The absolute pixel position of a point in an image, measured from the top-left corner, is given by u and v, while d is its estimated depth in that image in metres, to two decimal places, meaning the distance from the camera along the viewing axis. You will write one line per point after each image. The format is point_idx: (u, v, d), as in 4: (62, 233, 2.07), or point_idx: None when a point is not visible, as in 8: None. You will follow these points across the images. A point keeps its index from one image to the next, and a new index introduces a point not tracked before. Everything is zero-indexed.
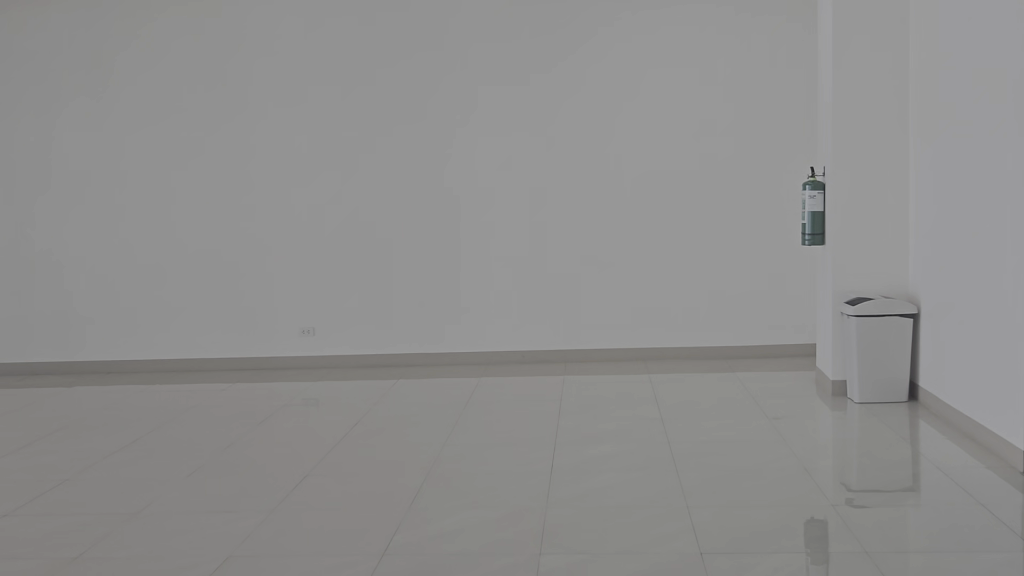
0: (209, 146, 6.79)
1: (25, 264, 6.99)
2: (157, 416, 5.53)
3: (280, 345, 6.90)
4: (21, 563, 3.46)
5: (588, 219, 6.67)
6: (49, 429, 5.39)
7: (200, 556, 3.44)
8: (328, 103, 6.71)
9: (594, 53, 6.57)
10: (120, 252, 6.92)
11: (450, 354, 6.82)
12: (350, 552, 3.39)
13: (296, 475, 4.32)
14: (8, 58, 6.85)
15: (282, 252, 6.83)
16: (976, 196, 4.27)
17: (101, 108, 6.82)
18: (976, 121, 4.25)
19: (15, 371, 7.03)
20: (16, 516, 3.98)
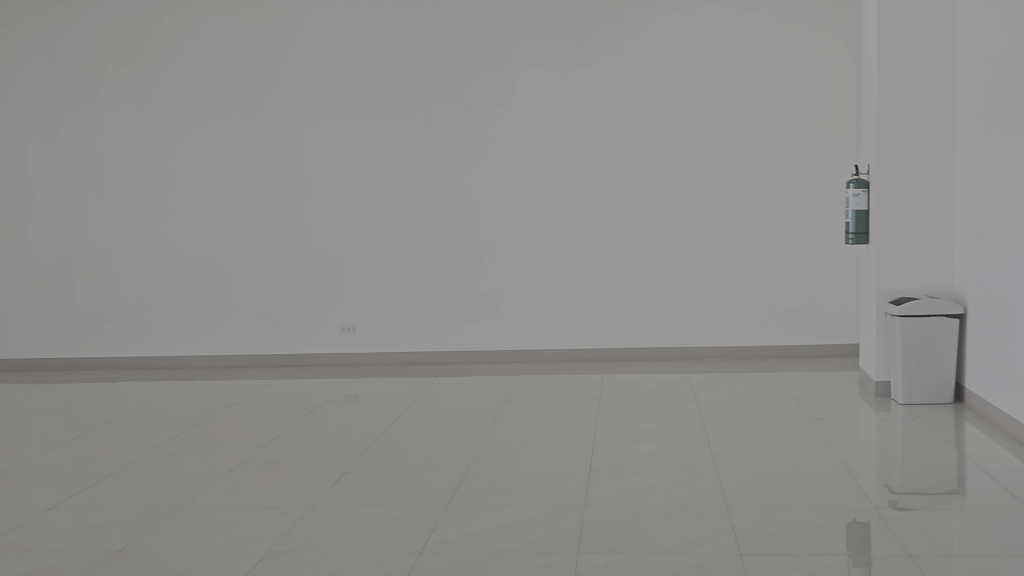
0: (249, 144, 6.85)
1: (71, 261, 7.08)
2: (200, 412, 5.60)
3: (321, 342, 6.95)
4: (67, 556, 3.52)
5: (628, 218, 6.63)
6: (96, 423, 5.47)
7: (241, 551, 3.47)
8: (367, 101, 6.73)
9: (635, 49, 6.53)
10: (161, 250, 7.00)
11: (490, 352, 6.83)
12: (389, 549, 3.40)
13: (336, 471, 4.35)
14: (54, 58, 6.93)
15: (322, 250, 6.87)
16: (1006, 202, 4.38)
17: (142, 108, 6.90)
18: (1005, 127, 4.37)
19: (61, 367, 7.16)
20: (61, 510, 4.04)
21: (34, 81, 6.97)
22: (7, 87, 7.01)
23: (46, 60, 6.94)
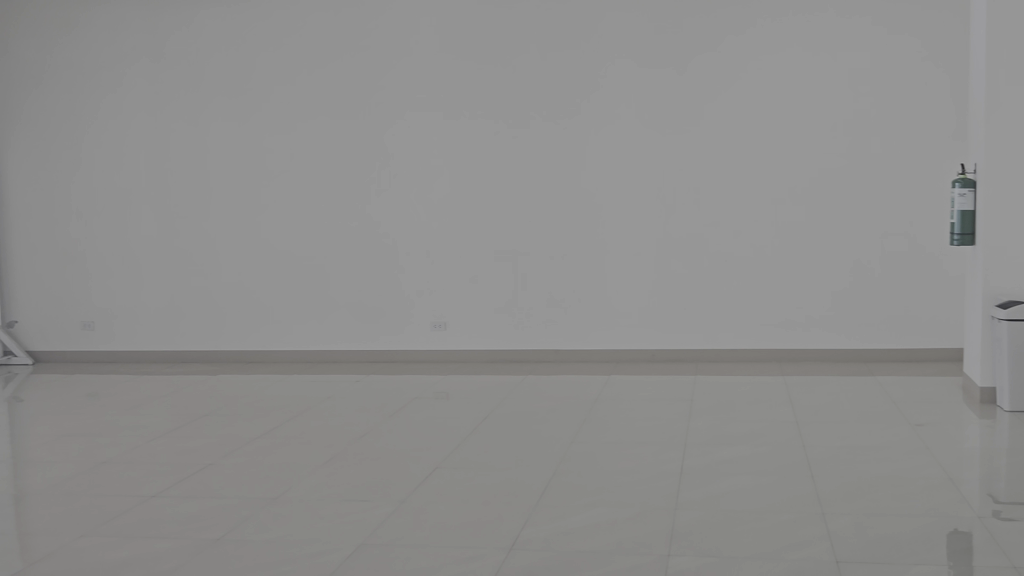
0: (346, 143, 6.95)
1: (174, 257, 7.29)
2: (295, 406, 5.71)
3: (414, 338, 7.02)
4: (168, 542, 3.62)
5: (722, 218, 6.55)
6: (196, 414, 5.62)
7: (334, 543, 3.53)
8: (463, 100, 6.77)
9: (730, 47, 6.44)
10: (259, 247, 7.16)
11: (580, 351, 6.81)
12: (479, 546, 3.41)
13: (427, 467, 4.39)
14: (159, 60, 7.15)
15: (415, 248, 6.95)
16: None
17: (242, 108, 7.07)
18: None
19: (164, 359, 7.38)
20: (162, 498, 4.16)
21: (140, 82, 7.19)
22: (115, 87, 7.24)
23: (152, 62, 7.16)
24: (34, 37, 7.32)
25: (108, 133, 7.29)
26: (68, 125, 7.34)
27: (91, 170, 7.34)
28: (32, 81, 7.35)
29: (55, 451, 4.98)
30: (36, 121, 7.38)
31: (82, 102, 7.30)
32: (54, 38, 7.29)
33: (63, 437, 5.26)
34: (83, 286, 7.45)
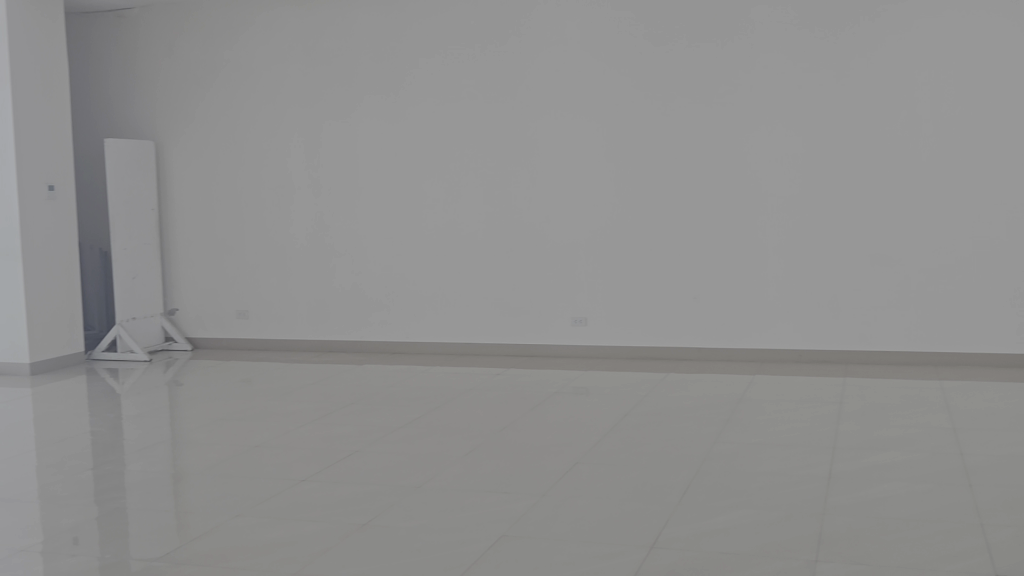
0: (491, 138, 7.03)
1: (325, 249, 7.51)
2: (438, 397, 5.81)
3: (554, 333, 7.05)
4: (317, 525, 3.75)
5: (875, 216, 6.33)
6: (343, 403, 5.79)
7: (477, 533, 3.58)
8: (609, 96, 6.74)
9: (887, 40, 6.21)
10: (405, 240, 7.31)
11: (723, 350, 6.70)
12: (621, 542, 3.41)
13: (567, 461, 4.41)
14: (313, 58, 7.38)
15: (558, 243, 6.97)
16: None
17: (391, 104, 7.23)
18: None
19: (313, 348, 7.62)
20: (311, 482, 4.30)
21: (295, 79, 7.44)
22: (271, 85, 7.51)
23: (308, 60, 7.39)
24: (197, 38, 7.65)
25: (264, 129, 7.57)
26: (226, 121, 7.65)
27: (248, 165, 7.63)
28: (195, 80, 7.69)
29: (212, 435, 5.20)
30: (197, 118, 7.72)
31: (240, 99, 7.60)
32: (216, 37, 7.61)
33: (220, 420, 5.50)
34: (239, 276, 7.76)
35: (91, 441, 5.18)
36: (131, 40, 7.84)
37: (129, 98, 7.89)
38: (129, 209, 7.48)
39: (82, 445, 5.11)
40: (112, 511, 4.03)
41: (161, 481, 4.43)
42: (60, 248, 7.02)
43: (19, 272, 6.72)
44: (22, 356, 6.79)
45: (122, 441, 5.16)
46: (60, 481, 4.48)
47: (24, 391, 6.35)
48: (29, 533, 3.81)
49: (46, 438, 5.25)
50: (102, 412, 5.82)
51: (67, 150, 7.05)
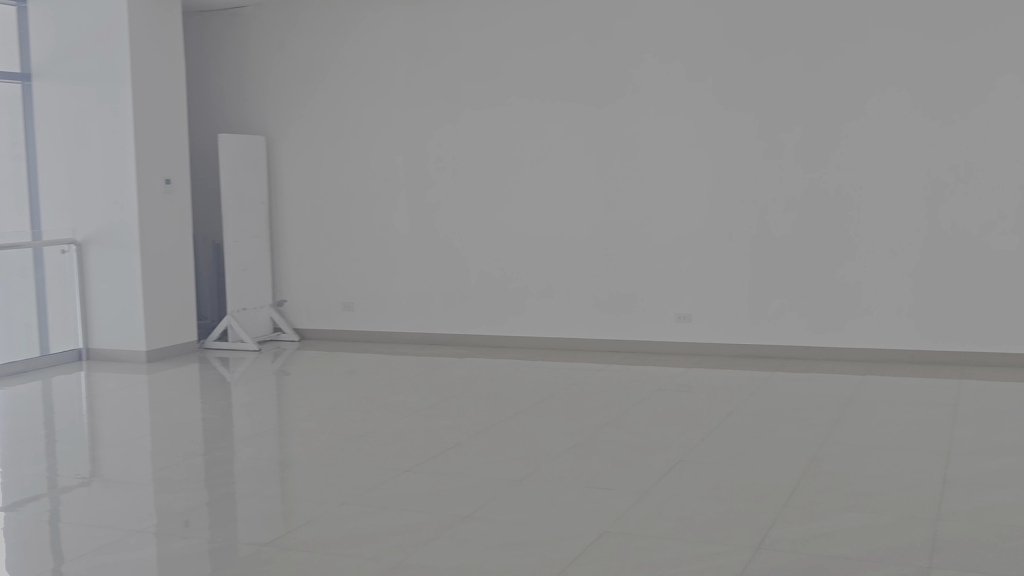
0: (595, 133, 7.00)
1: (429, 243, 7.59)
2: (539, 391, 5.82)
3: (657, 329, 6.99)
4: (421, 516, 3.79)
5: (993, 213, 6.09)
6: (445, 395, 5.85)
7: (579, 528, 3.58)
8: (715, 91, 6.65)
9: (1008, 30, 5.96)
10: (508, 235, 7.33)
11: (831, 349, 6.55)
12: (726, 543, 3.36)
13: (671, 459, 4.36)
14: (421, 54, 7.46)
15: (661, 240, 6.90)
16: None
17: (495, 100, 7.26)
18: None
19: (416, 341, 7.71)
20: (414, 473, 4.35)
21: (402, 76, 7.53)
22: (379, 81, 7.61)
23: (415, 56, 7.47)
24: (307, 36, 7.81)
25: (371, 124, 7.68)
26: (334, 117, 7.79)
27: (355, 160, 7.76)
28: (305, 77, 7.85)
29: (319, 424, 5.31)
30: (307, 114, 7.88)
31: (348, 95, 7.72)
32: (325, 34, 7.75)
33: (326, 410, 5.61)
34: (345, 269, 7.91)
35: (203, 427, 5.34)
36: (244, 38, 8.05)
37: (241, 95, 8.10)
38: (240, 203, 7.68)
39: (196, 431, 5.27)
40: (223, 496, 4.15)
41: (269, 468, 4.54)
42: (175, 240, 7.25)
43: (136, 263, 6.97)
44: (138, 344, 7.05)
45: (232, 428, 5.31)
46: (174, 465, 4.63)
47: (141, 377, 6.59)
48: (145, 514, 3.95)
49: (161, 424, 5.44)
50: (214, 400, 5.99)
51: (182, 146, 7.28)
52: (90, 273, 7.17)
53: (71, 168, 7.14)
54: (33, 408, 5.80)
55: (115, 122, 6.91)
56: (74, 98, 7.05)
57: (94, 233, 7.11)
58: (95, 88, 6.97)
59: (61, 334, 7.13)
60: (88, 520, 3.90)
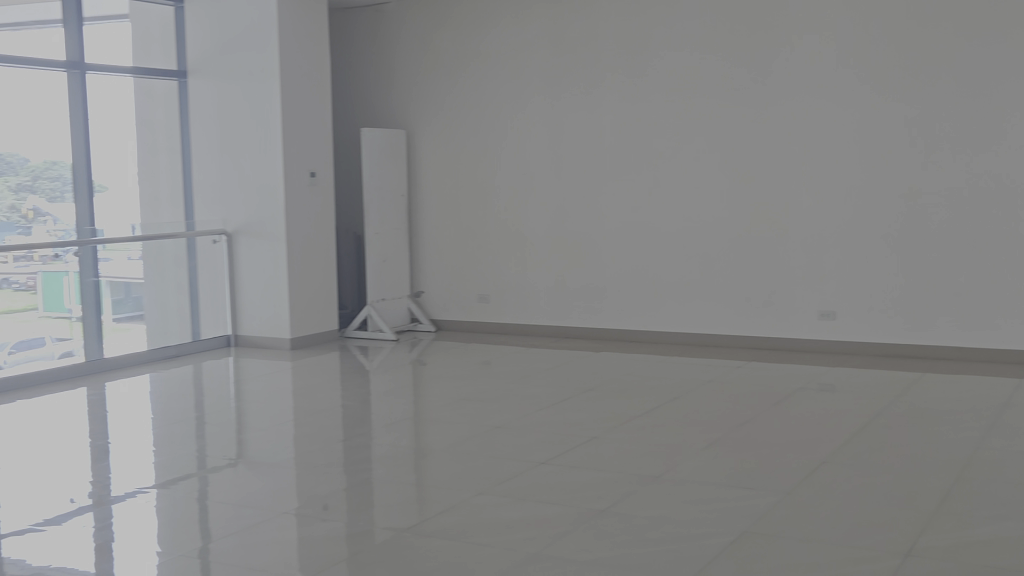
0: (736, 125, 6.88)
1: (565, 236, 7.60)
2: (676, 387, 5.75)
3: (798, 327, 6.83)
4: (557, 508, 3.80)
5: None
6: (581, 389, 5.85)
7: (718, 527, 3.52)
8: (862, 83, 6.45)
9: None
10: (645, 228, 7.28)
11: (983, 351, 6.26)
12: (872, 548, 3.25)
13: (814, 460, 4.25)
14: (560, 48, 7.47)
15: (803, 234, 6.74)
16: None
17: (634, 93, 7.21)
18: None
19: (550, 333, 7.74)
20: (551, 466, 4.37)
21: (541, 69, 7.56)
22: (518, 75, 7.66)
23: (554, 50, 7.49)
24: (448, 32, 7.92)
25: (509, 118, 7.73)
26: (473, 111, 7.88)
27: (493, 153, 7.83)
28: (445, 71, 7.96)
29: (456, 413, 5.39)
30: (447, 108, 7.99)
31: (488, 89, 7.80)
32: (466, 29, 7.84)
33: (463, 400, 5.69)
34: (482, 261, 7.99)
35: (344, 414, 5.48)
36: (387, 34, 8.20)
37: (383, 91, 8.27)
38: (381, 195, 7.85)
39: (337, 417, 5.42)
40: (363, 482, 4.25)
41: (409, 456, 4.63)
42: (318, 232, 7.46)
43: (282, 254, 7.20)
44: (283, 331, 7.29)
45: (372, 415, 5.44)
46: (317, 450, 4.77)
47: (285, 364, 6.81)
48: (290, 497, 4.08)
49: (305, 409, 5.61)
50: (354, 387, 6.14)
51: (327, 140, 7.48)
52: (239, 262, 7.44)
53: (223, 161, 7.41)
54: (184, 391, 6.07)
55: (265, 118, 7.15)
56: (226, 94, 7.32)
57: (243, 224, 7.37)
58: (246, 85, 7.22)
59: (211, 320, 7.43)
60: (235, 499, 4.06)
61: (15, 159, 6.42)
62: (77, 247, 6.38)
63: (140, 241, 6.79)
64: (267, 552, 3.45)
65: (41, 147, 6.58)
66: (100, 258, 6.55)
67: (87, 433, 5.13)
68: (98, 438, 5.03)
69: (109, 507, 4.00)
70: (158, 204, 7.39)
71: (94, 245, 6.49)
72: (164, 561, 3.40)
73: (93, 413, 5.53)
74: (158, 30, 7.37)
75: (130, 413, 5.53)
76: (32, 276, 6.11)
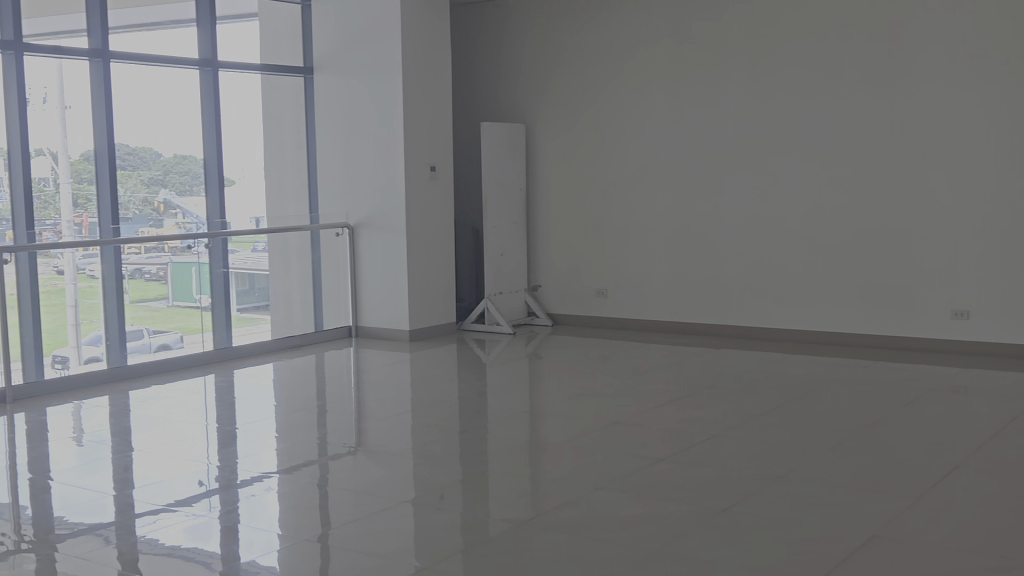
0: (865, 117, 6.68)
1: (685, 231, 7.51)
2: (799, 387, 5.61)
3: (929, 327, 6.58)
4: (677, 506, 3.75)
5: None
6: (701, 386, 5.76)
7: (846, 530, 3.42)
8: (1001, 74, 6.18)
9: None
10: (768, 223, 7.13)
11: None
12: (1011, 558, 3.11)
13: (947, 464, 4.09)
14: (682, 41, 7.38)
15: (935, 230, 6.49)
16: None
17: (758, 84, 7.08)
18: None
19: (668, 329, 7.65)
20: (670, 463, 4.31)
21: (662, 62, 7.49)
22: (639, 69, 7.60)
23: (676, 43, 7.41)
24: (569, 26, 7.91)
25: (629, 111, 7.68)
26: (593, 105, 7.85)
27: (612, 147, 7.79)
28: (566, 65, 7.95)
29: (574, 407, 5.39)
30: (566, 102, 7.98)
31: (608, 83, 7.76)
32: (587, 23, 7.82)
33: (582, 395, 5.67)
34: (600, 255, 7.96)
35: (463, 405, 5.53)
36: (507, 28, 8.24)
37: (503, 86, 8.31)
38: (500, 189, 7.89)
39: (455, 408, 5.48)
40: (481, 473, 4.28)
41: (527, 449, 4.64)
42: (438, 225, 7.55)
43: (403, 246, 7.30)
44: (403, 323, 7.39)
45: (490, 407, 5.47)
46: (436, 440, 4.83)
47: (404, 355, 6.90)
48: (411, 486, 4.13)
49: (425, 400, 5.68)
50: (472, 379, 6.20)
51: (447, 134, 7.56)
52: (361, 255, 7.57)
53: (345, 155, 7.54)
54: (307, 380, 6.22)
55: (387, 112, 7.26)
56: (350, 89, 7.45)
57: (365, 217, 7.50)
58: (370, 79, 7.34)
59: (333, 311, 7.60)
60: (355, 487, 4.13)
61: (149, 154, 6.72)
62: (207, 239, 6.58)
63: (265, 233, 6.98)
64: (387, 539, 3.51)
65: (172, 142, 6.87)
66: (230, 250, 6.75)
67: (216, 418, 5.30)
68: (226, 424, 5.20)
69: (236, 491, 4.12)
70: (284, 197, 7.61)
71: (224, 237, 6.69)
72: (288, 545, 3.48)
73: (221, 399, 5.72)
74: (285, 28, 7.59)
75: (256, 400, 5.70)
76: (163, 266, 6.35)
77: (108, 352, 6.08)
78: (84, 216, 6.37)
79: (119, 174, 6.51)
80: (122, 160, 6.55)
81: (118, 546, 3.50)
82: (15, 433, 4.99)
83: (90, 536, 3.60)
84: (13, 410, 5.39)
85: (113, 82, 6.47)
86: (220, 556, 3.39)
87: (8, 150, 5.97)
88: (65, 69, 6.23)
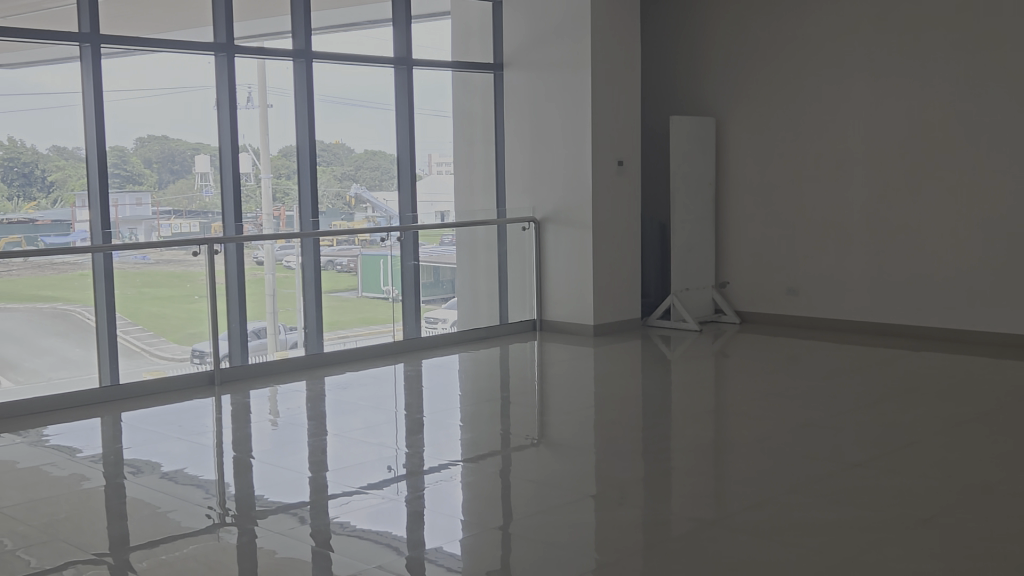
0: None
1: (885, 228, 7.14)
2: (1007, 393, 5.24)
3: None
4: (871, 514, 3.56)
5: None
6: (898, 390, 5.45)
7: None
8: None
9: None
10: (975, 219, 6.69)
11: None
12: None
13: None
14: (884, 28, 7.03)
15: None
16: None
17: (969, 71, 6.64)
18: None
19: (865, 330, 7.29)
20: (862, 469, 4.11)
21: (862, 51, 7.16)
22: (837, 59, 7.30)
23: (877, 31, 7.07)
24: (762, 15, 7.69)
25: (827, 101, 7.38)
26: (787, 97, 7.59)
27: (807, 139, 7.51)
28: (759, 56, 7.73)
29: (760, 408, 5.22)
30: (759, 94, 7.76)
31: (804, 74, 7.49)
32: (781, 13, 7.57)
33: (768, 396, 5.48)
34: (793, 252, 7.68)
35: (644, 403, 5.46)
36: (698, 20, 8.09)
37: (693, 79, 8.16)
38: (688, 183, 7.74)
39: (638, 405, 5.41)
40: (663, 471, 4.21)
41: (710, 449, 4.53)
42: (624, 219, 7.49)
43: (589, 240, 7.29)
44: (588, 317, 7.39)
45: (672, 405, 5.38)
46: (617, 437, 4.78)
47: (588, 350, 6.88)
48: (591, 481, 4.11)
49: (606, 395, 5.64)
50: (656, 376, 6.11)
51: (635, 127, 7.49)
52: (547, 249, 7.61)
53: (532, 150, 7.60)
54: (492, 371, 6.30)
55: (574, 106, 7.27)
56: (538, 84, 7.51)
57: (552, 211, 7.54)
58: (557, 74, 7.36)
59: (518, 304, 7.67)
60: (537, 479, 4.16)
61: (342, 150, 6.97)
62: (398, 232, 6.82)
63: (452, 227, 7.15)
64: (570, 532, 3.51)
65: (365, 138, 7.12)
66: (420, 244, 6.97)
67: (404, 407, 5.45)
68: (413, 412, 5.33)
69: (422, 478, 4.22)
70: (471, 191, 7.76)
71: (414, 231, 6.90)
72: (473, 533, 3.54)
73: (410, 387, 5.88)
74: (476, 24, 7.73)
75: (442, 391, 5.82)
76: (354, 258, 6.59)
77: (306, 339, 6.35)
78: (282, 210, 6.70)
79: (318, 169, 6.81)
80: (319, 156, 6.84)
81: (314, 525, 3.65)
82: (222, 414, 5.30)
83: (286, 515, 3.77)
84: (220, 392, 5.72)
85: (315, 80, 6.77)
86: (407, 540, 3.48)
87: (218, 147, 6.37)
88: (269, 68, 6.56)
